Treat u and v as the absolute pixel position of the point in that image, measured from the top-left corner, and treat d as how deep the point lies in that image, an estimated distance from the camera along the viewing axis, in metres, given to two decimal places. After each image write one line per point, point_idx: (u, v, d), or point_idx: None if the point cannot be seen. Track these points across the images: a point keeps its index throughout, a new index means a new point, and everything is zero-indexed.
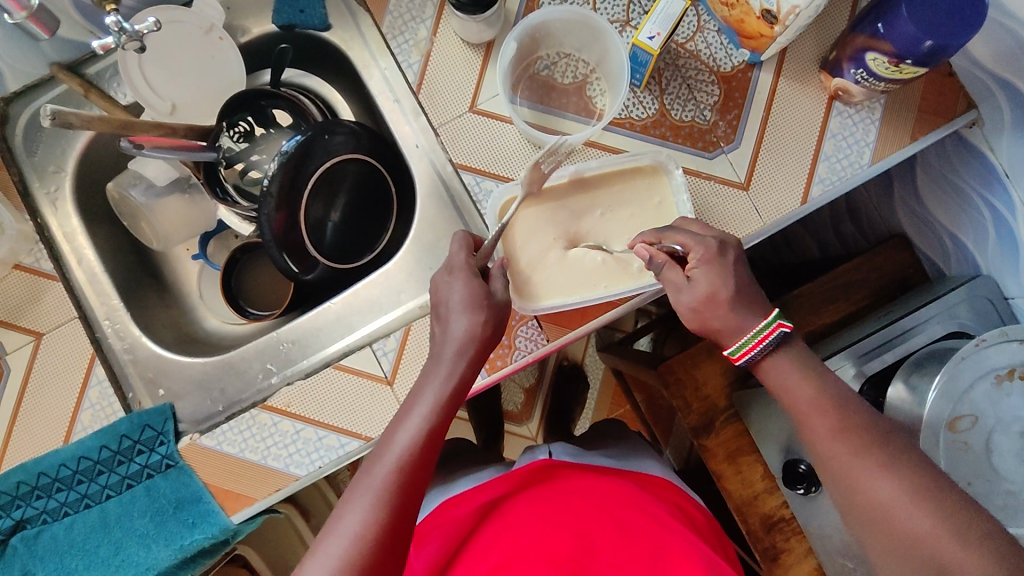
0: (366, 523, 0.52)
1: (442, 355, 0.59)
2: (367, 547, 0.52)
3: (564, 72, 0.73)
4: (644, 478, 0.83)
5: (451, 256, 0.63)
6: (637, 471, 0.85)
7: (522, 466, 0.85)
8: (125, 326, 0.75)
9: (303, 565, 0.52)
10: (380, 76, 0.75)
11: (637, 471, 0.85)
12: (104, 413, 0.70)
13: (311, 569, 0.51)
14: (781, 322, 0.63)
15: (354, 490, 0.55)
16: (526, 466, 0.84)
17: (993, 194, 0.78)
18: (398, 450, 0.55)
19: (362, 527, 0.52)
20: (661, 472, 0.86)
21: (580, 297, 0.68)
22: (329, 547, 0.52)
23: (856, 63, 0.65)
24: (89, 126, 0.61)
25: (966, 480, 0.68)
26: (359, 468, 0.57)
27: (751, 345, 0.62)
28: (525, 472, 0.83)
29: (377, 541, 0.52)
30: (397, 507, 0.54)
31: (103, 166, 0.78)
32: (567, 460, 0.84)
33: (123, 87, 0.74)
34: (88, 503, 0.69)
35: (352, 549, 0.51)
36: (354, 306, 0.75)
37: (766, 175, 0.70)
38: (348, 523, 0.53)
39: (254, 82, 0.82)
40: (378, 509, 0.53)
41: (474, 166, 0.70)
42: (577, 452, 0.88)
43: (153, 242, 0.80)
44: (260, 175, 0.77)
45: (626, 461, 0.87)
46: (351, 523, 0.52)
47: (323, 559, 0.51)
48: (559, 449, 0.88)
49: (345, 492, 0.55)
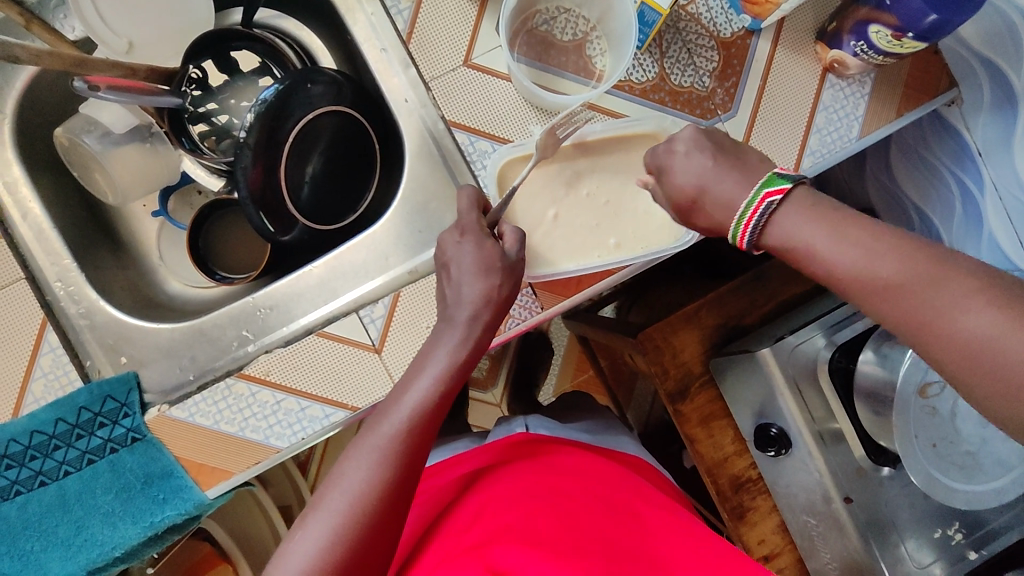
0: (370, 481, 0.49)
1: (456, 317, 0.56)
2: (372, 506, 0.49)
3: (563, 28, 0.69)
4: (621, 458, 0.82)
5: (461, 216, 0.60)
6: (616, 450, 0.83)
7: (498, 440, 0.82)
8: (80, 288, 0.69)
9: (304, 519, 0.49)
10: (366, 22, 0.70)
11: (612, 448, 0.83)
12: (59, 384, 0.65)
13: (312, 523, 0.49)
14: (765, 198, 0.52)
15: (358, 446, 0.51)
16: (503, 440, 0.81)
17: (964, 171, 0.82)
18: (408, 408, 0.52)
19: (367, 485, 0.49)
20: (630, 450, 0.85)
21: (606, 260, 0.66)
22: (332, 502, 0.49)
23: (857, 35, 0.65)
24: (39, 62, 0.53)
25: (931, 441, 0.72)
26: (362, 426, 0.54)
27: (741, 230, 0.54)
28: (503, 447, 0.80)
29: (382, 501, 0.50)
30: (402, 466, 0.51)
31: (48, 108, 0.70)
32: (546, 435, 0.81)
33: (70, 20, 0.67)
34: (44, 481, 0.63)
35: (354, 508, 0.49)
36: (337, 270, 0.70)
37: (762, 145, 0.70)
38: (351, 481, 0.49)
39: (224, 22, 0.75)
40: (384, 468, 0.50)
41: (468, 125, 0.67)
42: (554, 426, 0.85)
43: (108, 196, 0.72)
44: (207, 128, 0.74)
45: (598, 436, 0.85)
46: (355, 479, 0.49)
47: (325, 514, 0.49)
48: (536, 422, 0.85)
49: (349, 449, 0.52)
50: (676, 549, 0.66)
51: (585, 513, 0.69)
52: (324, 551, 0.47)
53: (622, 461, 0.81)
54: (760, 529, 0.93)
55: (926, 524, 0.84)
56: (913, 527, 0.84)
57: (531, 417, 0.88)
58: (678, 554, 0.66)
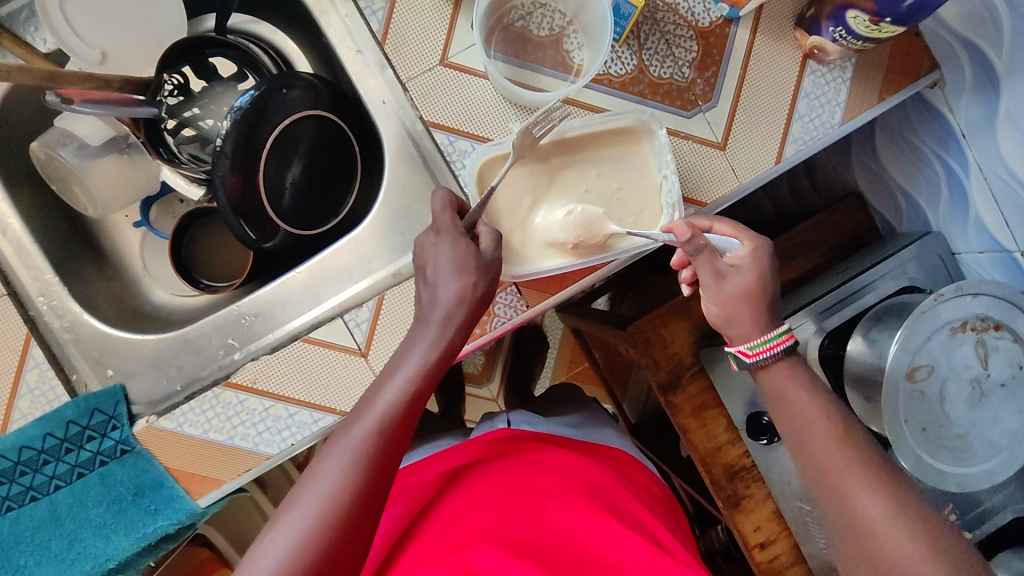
0: (342, 483, 0.49)
1: (430, 319, 0.56)
2: (344, 506, 0.49)
3: (540, 23, 0.69)
4: (607, 454, 0.82)
5: (435, 217, 0.59)
6: (602, 446, 0.84)
7: (482, 437, 0.82)
8: (63, 302, 0.68)
9: (276, 521, 0.49)
10: (341, 24, 0.69)
11: (598, 443, 0.84)
12: (46, 399, 0.65)
13: (283, 525, 0.48)
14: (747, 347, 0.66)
15: (332, 448, 0.51)
16: (486, 437, 0.81)
17: (949, 153, 0.80)
18: (381, 409, 0.52)
19: (339, 486, 0.49)
20: (619, 445, 0.85)
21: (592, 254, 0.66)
22: (303, 504, 0.49)
23: (835, 21, 0.64)
24: (9, 78, 0.53)
25: (921, 425, 0.72)
26: (336, 430, 0.54)
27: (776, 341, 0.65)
28: (486, 443, 0.80)
29: (354, 502, 0.49)
30: (373, 467, 0.51)
31: (23, 121, 0.69)
32: (528, 432, 0.81)
33: (42, 32, 0.66)
34: (34, 496, 0.64)
35: (325, 509, 0.48)
36: (321, 275, 0.70)
37: (744, 134, 0.70)
38: (323, 482, 0.49)
39: (197, 29, 0.75)
40: (357, 469, 0.50)
41: (446, 125, 0.67)
42: (537, 421, 0.85)
43: (89, 209, 0.72)
44: (194, 133, 0.73)
45: (586, 431, 0.86)
46: (327, 480, 0.49)
47: (296, 515, 0.48)
48: (518, 418, 0.85)
49: (322, 451, 0.52)
50: (642, 546, 0.65)
51: (565, 509, 0.69)
52: (294, 551, 0.47)
53: (606, 458, 0.81)
54: (755, 516, 0.92)
55: None
56: None
57: (514, 413, 0.88)
58: (645, 552, 0.65)
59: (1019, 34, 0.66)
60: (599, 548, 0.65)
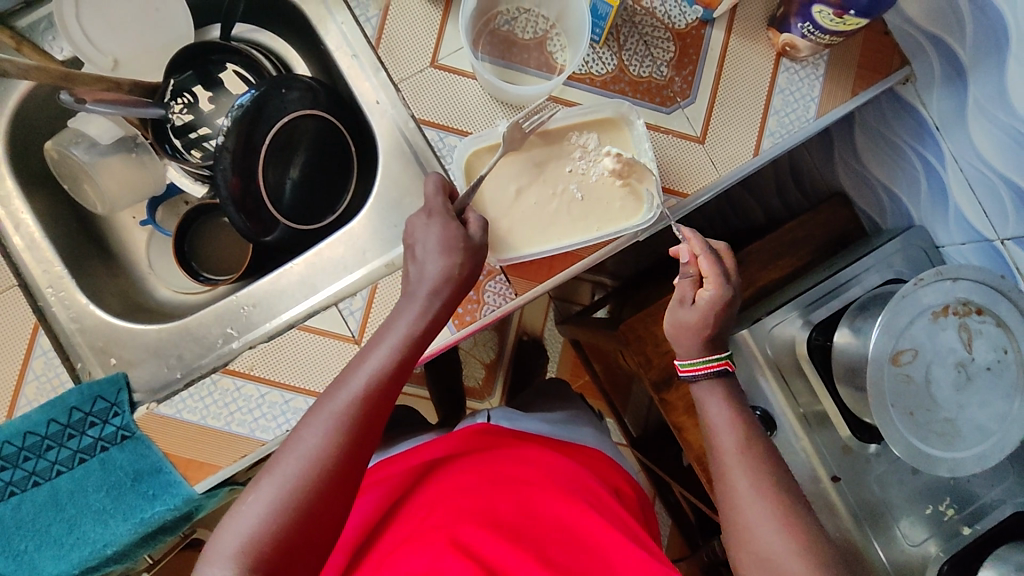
0: (325, 445, 0.51)
1: (416, 293, 0.58)
2: (326, 468, 0.50)
3: (524, 27, 0.73)
4: (585, 452, 0.83)
5: (428, 200, 0.62)
6: (578, 444, 0.84)
7: (460, 430, 0.83)
8: (71, 294, 0.72)
9: (257, 483, 0.50)
10: (337, 31, 0.74)
11: (576, 443, 0.84)
12: (51, 386, 0.67)
13: (266, 485, 0.50)
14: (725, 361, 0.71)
15: (316, 413, 0.53)
16: (466, 429, 0.82)
17: (925, 146, 0.83)
18: (365, 377, 0.54)
19: (323, 448, 0.51)
20: (595, 444, 0.86)
21: (575, 241, 0.69)
22: (286, 466, 0.50)
23: (802, 17, 0.68)
24: (28, 76, 0.57)
25: (909, 409, 0.72)
26: (320, 398, 0.56)
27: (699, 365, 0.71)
28: (469, 434, 0.81)
29: (335, 465, 0.51)
30: (356, 432, 0.52)
31: (39, 126, 0.74)
32: (505, 427, 0.82)
33: (59, 41, 0.70)
34: (37, 481, 0.65)
35: (308, 470, 0.50)
36: (317, 267, 0.73)
37: (720, 128, 0.73)
38: (307, 445, 0.51)
39: (203, 37, 0.79)
40: (341, 434, 0.52)
41: (437, 122, 0.70)
42: (515, 417, 0.85)
43: (98, 206, 0.76)
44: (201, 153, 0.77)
45: (562, 426, 0.87)
46: (311, 443, 0.51)
47: (279, 477, 0.50)
48: (497, 412, 0.86)
49: (306, 416, 0.53)
50: (617, 537, 0.66)
51: (544, 498, 0.70)
52: (276, 510, 0.49)
53: (585, 457, 0.82)
54: None
55: (915, 502, 0.84)
56: (904, 504, 0.84)
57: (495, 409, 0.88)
58: (618, 542, 0.65)
59: (981, 29, 0.69)
60: (576, 536, 0.66)
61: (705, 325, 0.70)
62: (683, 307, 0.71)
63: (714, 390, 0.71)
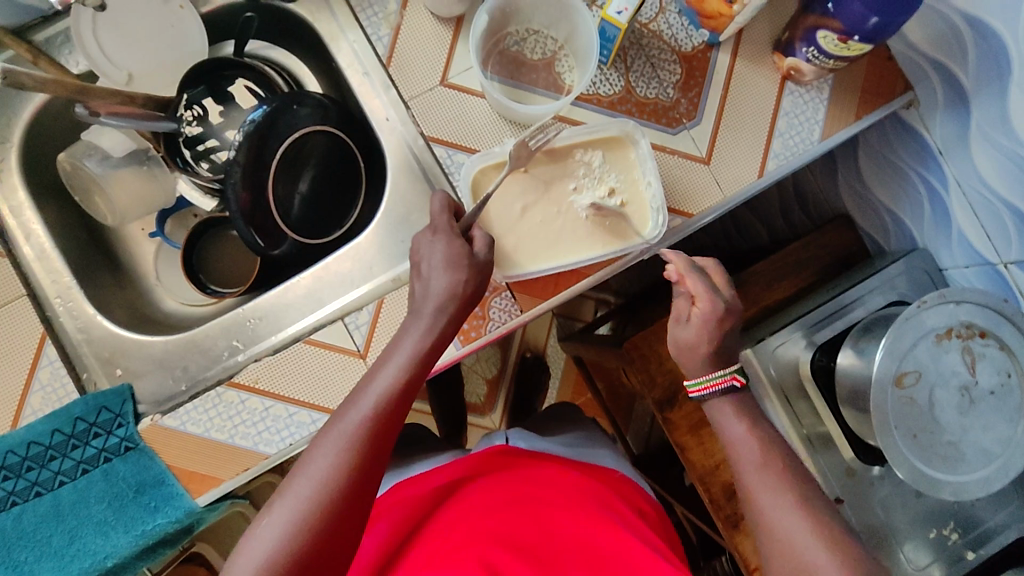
0: (336, 466, 0.51)
1: (422, 310, 0.59)
2: (336, 489, 0.50)
3: (533, 48, 0.74)
4: (596, 469, 0.82)
5: (434, 217, 0.63)
6: (587, 462, 0.83)
7: (478, 451, 0.83)
8: (79, 304, 0.72)
9: (270, 506, 0.50)
10: (349, 49, 0.75)
11: (593, 463, 0.84)
12: (57, 396, 0.67)
13: (279, 508, 0.50)
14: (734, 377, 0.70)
15: (326, 433, 0.53)
16: (480, 452, 0.82)
17: (928, 170, 0.84)
18: (374, 396, 0.55)
19: (334, 468, 0.51)
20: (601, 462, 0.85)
21: (579, 258, 0.69)
22: (298, 488, 0.50)
23: (807, 42, 0.69)
24: (43, 88, 0.58)
25: (912, 432, 0.72)
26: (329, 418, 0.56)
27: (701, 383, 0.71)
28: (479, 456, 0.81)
29: (346, 486, 0.51)
30: (367, 452, 0.52)
31: (53, 137, 0.75)
32: (522, 447, 0.82)
33: (74, 55, 0.71)
34: (38, 492, 0.65)
35: (319, 492, 0.50)
36: (324, 280, 0.73)
37: (725, 149, 0.74)
38: (318, 465, 0.51)
39: (218, 53, 0.80)
40: (350, 454, 0.52)
41: (445, 139, 0.71)
42: (533, 439, 0.85)
43: (108, 218, 0.77)
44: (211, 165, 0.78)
45: (580, 450, 0.86)
46: (322, 464, 0.51)
47: (291, 499, 0.50)
48: (516, 433, 0.86)
49: (316, 437, 0.54)
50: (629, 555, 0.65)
51: (552, 519, 0.69)
52: (289, 534, 0.49)
53: (596, 473, 0.81)
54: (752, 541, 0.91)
55: (920, 526, 0.84)
56: (909, 528, 0.84)
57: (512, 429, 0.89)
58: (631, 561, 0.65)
59: (984, 56, 0.69)
60: (585, 556, 0.66)
61: (710, 344, 0.70)
62: (681, 325, 0.71)
63: (720, 411, 0.71)
